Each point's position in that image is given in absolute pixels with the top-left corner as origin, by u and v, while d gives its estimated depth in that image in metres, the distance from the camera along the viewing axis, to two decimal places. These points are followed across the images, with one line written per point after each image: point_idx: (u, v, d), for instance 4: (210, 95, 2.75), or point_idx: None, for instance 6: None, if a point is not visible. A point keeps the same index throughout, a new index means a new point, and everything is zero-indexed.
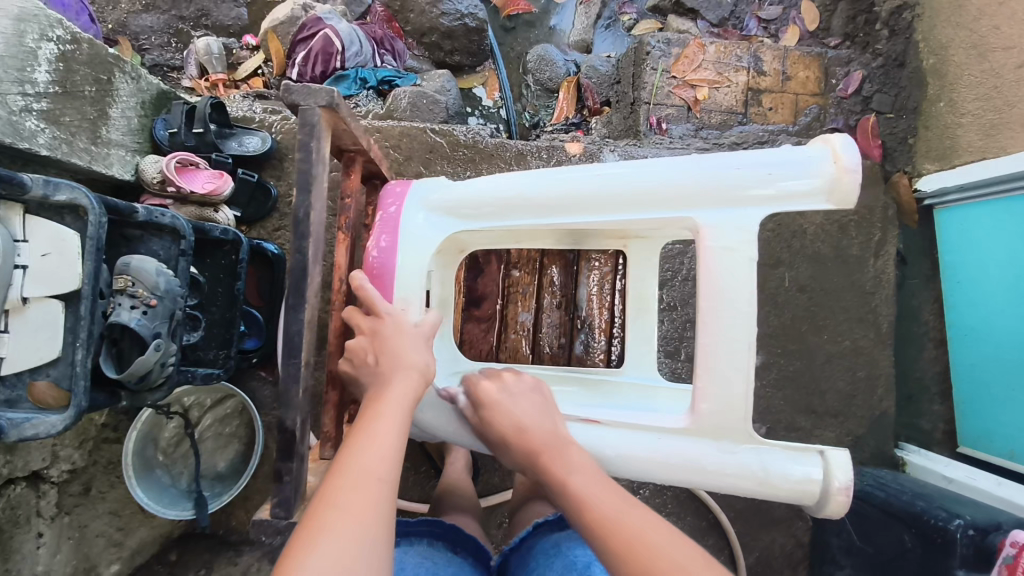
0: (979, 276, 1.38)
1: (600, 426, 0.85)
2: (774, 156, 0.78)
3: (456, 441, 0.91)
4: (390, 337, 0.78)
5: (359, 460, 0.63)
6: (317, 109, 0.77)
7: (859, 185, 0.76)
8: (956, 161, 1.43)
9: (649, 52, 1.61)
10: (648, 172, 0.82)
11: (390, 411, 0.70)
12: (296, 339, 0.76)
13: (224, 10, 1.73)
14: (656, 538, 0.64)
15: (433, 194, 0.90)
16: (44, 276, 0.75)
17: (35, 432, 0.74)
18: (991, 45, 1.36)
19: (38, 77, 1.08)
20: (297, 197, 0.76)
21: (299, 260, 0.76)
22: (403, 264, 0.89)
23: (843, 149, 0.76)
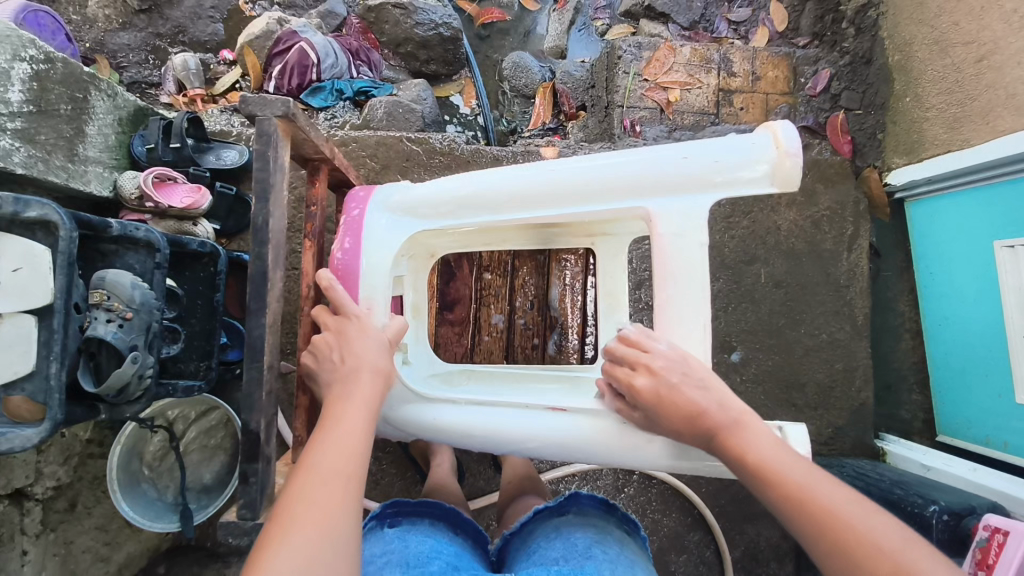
0: (950, 267, 1.41)
1: (566, 413, 0.86)
2: (719, 144, 0.81)
3: (429, 436, 0.93)
4: (354, 339, 0.79)
5: (324, 458, 0.65)
6: (273, 119, 0.78)
7: (802, 167, 0.78)
8: (924, 154, 1.46)
9: (620, 56, 1.63)
10: (599, 167, 0.84)
11: (354, 406, 0.72)
12: (259, 343, 0.78)
13: (200, 26, 1.75)
14: (851, 512, 0.63)
15: (395, 197, 0.92)
16: (17, 292, 0.76)
17: (10, 446, 0.75)
18: (952, 40, 1.39)
19: (12, 97, 1.08)
20: (257, 205, 0.78)
21: (260, 265, 0.78)
22: (368, 265, 0.90)
23: (784, 135, 0.79)
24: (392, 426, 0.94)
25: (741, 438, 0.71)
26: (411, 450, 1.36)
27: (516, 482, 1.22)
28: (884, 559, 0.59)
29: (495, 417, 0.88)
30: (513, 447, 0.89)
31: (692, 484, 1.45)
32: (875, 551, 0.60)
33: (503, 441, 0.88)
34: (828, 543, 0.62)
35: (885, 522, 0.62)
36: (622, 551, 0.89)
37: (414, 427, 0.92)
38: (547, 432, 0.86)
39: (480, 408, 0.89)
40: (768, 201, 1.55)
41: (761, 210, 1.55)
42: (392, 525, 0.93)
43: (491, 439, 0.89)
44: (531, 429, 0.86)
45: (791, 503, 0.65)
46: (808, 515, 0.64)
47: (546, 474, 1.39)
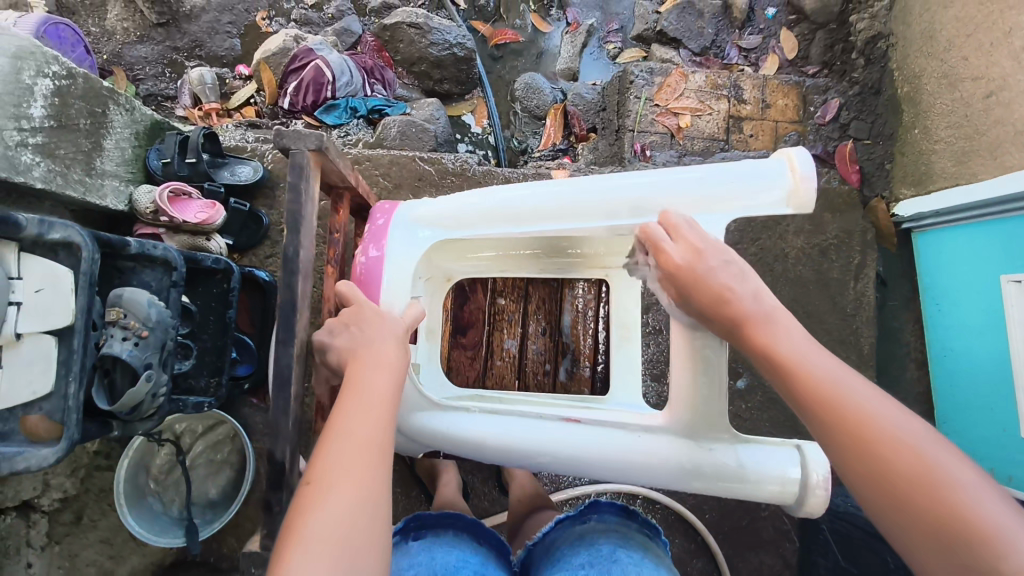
0: (958, 298, 1.41)
1: (581, 425, 0.86)
2: (736, 167, 0.82)
3: (439, 447, 0.90)
4: (369, 317, 0.76)
5: (351, 426, 0.62)
6: (306, 152, 0.80)
7: (815, 192, 0.80)
8: (932, 186, 1.48)
9: (632, 81, 1.65)
10: (620, 187, 0.85)
11: (376, 368, 0.69)
12: (286, 374, 0.78)
13: (217, 41, 1.76)
14: (873, 406, 0.64)
15: (419, 208, 0.94)
16: (40, 313, 0.76)
17: (27, 465, 0.75)
18: (961, 74, 1.41)
19: (34, 112, 1.10)
20: (287, 236, 0.79)
21: (288, 297, 0.79)
22: (391, 273, 0.91)
23: (799, 161, 0.80)
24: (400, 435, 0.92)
25: (772, 332, 0.71)
26: (418, 469, 1.36)
27: (528, 500, 1.22)
28: (906, 458, 0.60)
29: (510, 429, 0.87)
30: (526, 459, 0.87)
31: (694, 509, 1.45)
32: (901, 448, 0.61)
33: (515, 453, 0.86)
34: (854, 443, 0.63)
35: (904, 417, 0.64)
36: (646, 555, 0.91)
37: (425, 437, 0.90)
38: (563, 444, 0.85)
39: (496, 418, 0.88)
40: (777, 229, 1.56)
41: (768, 237, 1.56)
42: (417, 538, 0.94)
43: (506, 454, 0.87)
44: (547, 442, 0.85)
45: (821, 405, 0.65)
46: (838, 417, 0.64)
47: (554, 494, 1.38)
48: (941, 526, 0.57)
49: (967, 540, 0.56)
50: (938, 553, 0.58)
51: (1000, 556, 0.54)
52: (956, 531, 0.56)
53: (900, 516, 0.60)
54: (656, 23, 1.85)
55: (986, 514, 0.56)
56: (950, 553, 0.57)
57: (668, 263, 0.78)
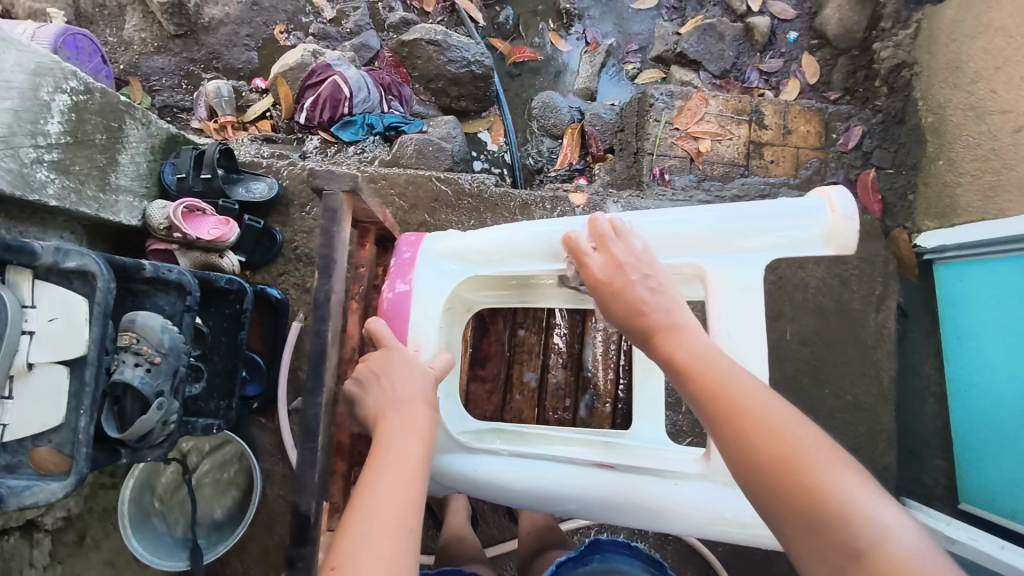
0: (981, 331, 1.38)
1: (614, 471, 0.83)
2: (773, 207, 0.80)
3: (465, 490, 0.89)
4: (399, 369, 0.75)
5: (382, 502, 0.59)
6: (340, 194, 0.79)
7: (857, 232, 0.78)
8: (957, 219, 1.46)
9: (652, 103, 1.63)
10: (654, 223, 0.83)
11: (407, 436, 0.67)
12: (313, 422, 0.76)
13: (235, 54, 1.75)
14: (750, 393, 0.61)
15: (446, 241, 0.92)
16: (53, 343, 0.74)
17: (35, 500, 0.73)
18: (988, 107, 1.40)
19: (51, 129, 1.08)
20: (319, 280, 0.78)
21: (319, 343, 0.77)
22: (418, 308, 0.90)
23: (839, 201, 0.78)
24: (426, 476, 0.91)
25: (675, 337, 0.68)
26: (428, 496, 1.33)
27: (539, 535, 1.19)
28: (777, 441, 0.57)
29: (541, 470, 0.85)
30: (553, 504, 0.85)
31: (707, 541, 1.42)
32: (774, 434, 0.58)
33: (542, 496, 0.85)
34: (732, 429, 0.60)
35: (781, 404, 0.60)
36: None
37: (450, 479, 0.88)
38: (592, 489, 0.83)
39: (523, 460, 0.87)
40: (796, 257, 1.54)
41: (789, 265, 1.54)
42: None
43: (536, 497, 0.85)
44: (575, 488, 0.84)
45: (702, 396, 0.62)
46: (717, 405, 0.61)
47: (563, 524, 1.36)
48: (807, 510, 0.54)
49: (828, 522, 0.52)
50: (801, 532, 0.54)
51: (856, 532, 0.51)
52: (815, 508, 0.53)
53: (770, 500, 0.56)
54: (676, 45, 1.83)
55: (848, 493, 0.53)
56: (817, 535, 0.53)
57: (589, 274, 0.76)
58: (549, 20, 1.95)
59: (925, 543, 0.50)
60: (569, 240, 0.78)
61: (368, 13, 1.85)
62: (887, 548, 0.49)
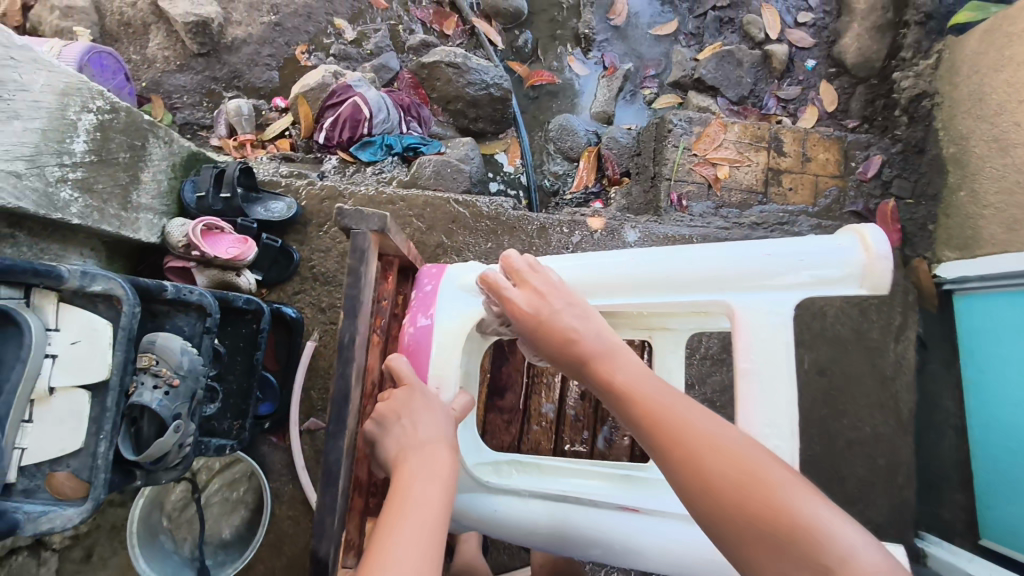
0: (1004, 366, 1.35)
1: (640, 514, 0.81)
2: (804, 243, 0.78)
3: (486, 530, 0.88)
4: (420, 411, 0.74)
5: (400, 554, 0.56)
6: (368, 234, 0.79)
7: (891, 271, 0.75)
8: (979, 251, 1.45)
9: (670, 129, 1.63)
10: (680, 259, 0.83)
11: (429, 481, 0.65)
12: (333, 468, 0.74)
13: (256, 73, 1.77)
14: (692, 417, 0.59)
15: (468, 274, 0.91)
16: (75, 367, 0.74)
17: (51, 526, 0.71)
18: (1012, 140, 1.38)
19: (76, 148, 1.09)
20: (343, 322, 0.77)
21: (342, 386, 0.75)
22: (439, 341, 0.89)
23: (872, 239, 0.76)
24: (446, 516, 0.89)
25: (613, 369, 0.64)
26: None
27: (551, 564, 1.16)
28: (727, 467, 0.55)
29: (569, 512, 0.83)
30: (577, 548, 0.83)
31: None
32: (724, 459, 0.55)
33: (567, 541, 0.83)
34: (680, 457, 0.57)
35: (727, 427, 0.58)
36: None
37: (469, 519, 0.87)
38: (617, 534, 0.81)
39: (549, 503, 0.85)
40: None
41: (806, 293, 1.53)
42: None
43: (560, 541, 0.84)
44: (600, 533, 0.82)
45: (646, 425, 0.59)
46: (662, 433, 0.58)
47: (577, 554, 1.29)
48: (769, 534, 0.51)
49: (791, 542, 0.50)
50: (765, 556, 0.51)
51: (821, 552, 0.49)
52: (777, 530, 0.51)
53: (728, 528, 0.53)
54: (694, 71, 1.83)
55: (808, 511, 0.51)
56: (783, 559, 0.50)
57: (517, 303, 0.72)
58: (567, 44, 1.95)
59: (887, 552, 0.49)
60: (489, 277, 0.75)
61: (388, 35, 1.86)
62: (855, 562, 0.48)
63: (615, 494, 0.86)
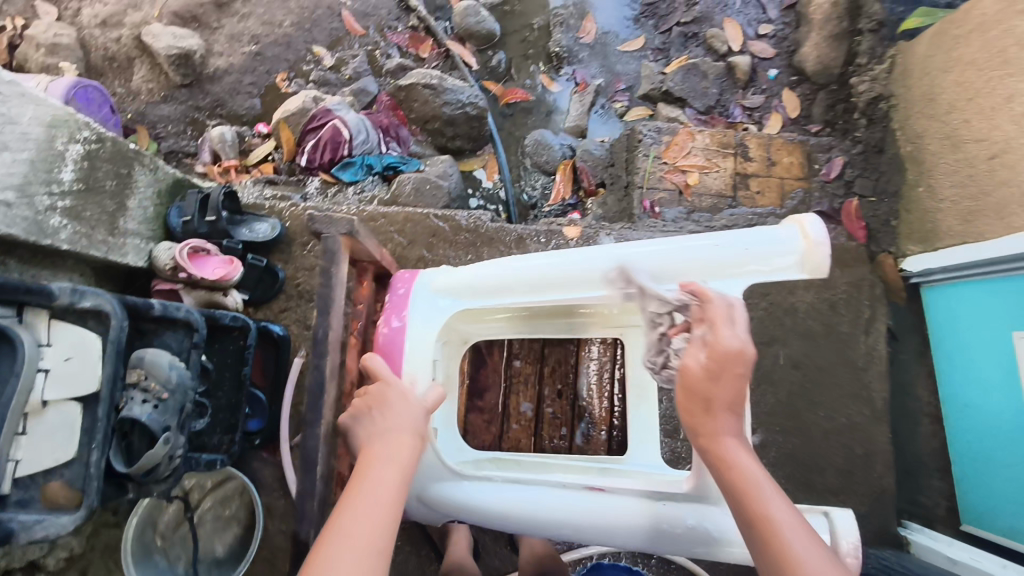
0: (971, 353, 1.41)
1: (605, 493, 0.88)
2: (749, 235, 0.84)
3: (461, 517, 0.93)
4: (394, 403, 0.77)
5: (351, 535, 0.61)
6: (338, 236, 0.84)
7: (830, 257, 0.81)
8: (939, 243, 1.51)
9: (640, 140, 1.70)
10: (636, 255, 0.88)
11: (390, 467, 0.69)
12: (313, 456, 0.79)
13: (238, 101, 1.82)
14: (798, 538, 0.68)
15: (439, 278, 0.98)
16: (67, 379, 0.77)
17: (45, 534, 0.74)
18: (963, 136, 1.45)
19: (64, 177, 1.13)
20: (318, 319, 0.83)
21: (317, 374, 0.81)
22: (411, 342, 0.96)
23: (811, 228, 0.81)
24: (424, 505, 0.95)
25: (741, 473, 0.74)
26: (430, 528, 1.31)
27: (538, 563, 1.20)
28: None
29: (536, 495, 0.89)
30: (545, 529, 0.89)
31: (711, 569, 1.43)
32: None
33: (536, 524, 0.89)
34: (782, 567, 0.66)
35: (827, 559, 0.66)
36: None
37: (446, 506, 0.93)
38: (583, 514, 0.87)
39: (518, 487, 0.90)
40: (786, 283, 1.59)
41: (777, 291, 1.59)
42: None
43: (530, 523, 0.89)
44: (567, 514, 0.88)
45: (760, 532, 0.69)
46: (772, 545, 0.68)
47: (565, 555, 1.36)
48: None
49: None
50: None
51: None
52: None
53: None
54: (662, 83, 1.91)
55: None
56: None
57: (722, 352, 0.77)
58: (539, 62, 2.03)
59: None
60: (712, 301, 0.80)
61: (366, 60, 1.93)
62: None
63: (581, 476, 0.92)
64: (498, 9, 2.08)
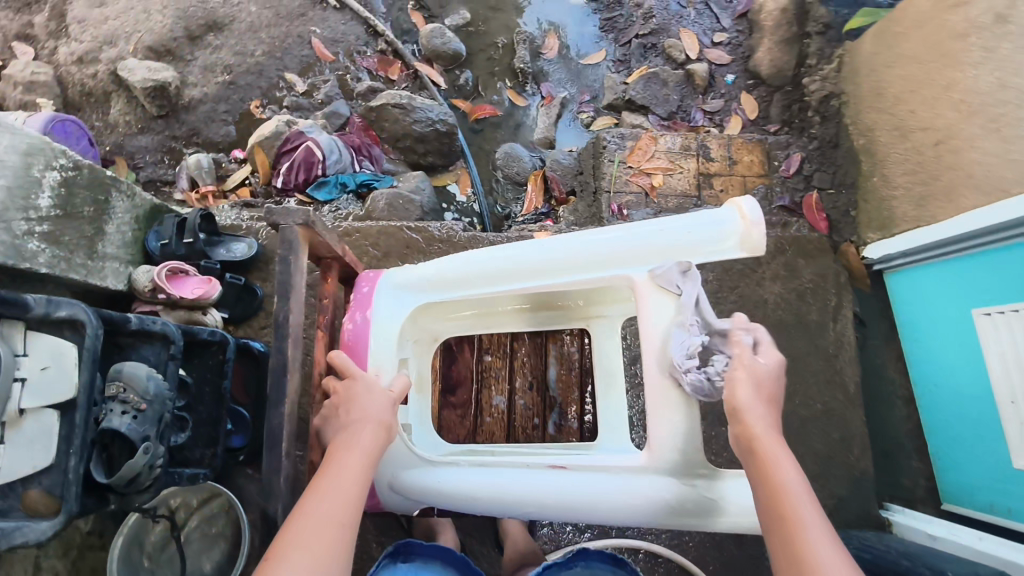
0: (935, 333, 1.46)
1: (569, 471, 0.91)
2: (691, 219, 0.93)
3: (433, 502, 0.97)
4: (361, 397, 0.87)
5: (320, 508, 0.71)
6: (295, 226, 0.89)
7: (764, 236, 0.91)
8: (895, 229, 1.56)
9: (605, 146, 1.76)
10: (586, 242, 0.95)
11: (354, 452, 0.79)
12: (277, 430, 0.87)
13: (214, 128, 1.87)
14: (813, 534, 0.70)
15: (402, 275, 1.02)
16: (42, 389, 0.79)
17: (24, 540, 0.76)
18: (910, 126, 1.52)
19: (41, 203, 1.17)
20: (278, 301, 0.89)
21: (280, 357, 0.88)
22: (376, 339, 0.99)
23: (748, 209, 0.91)
24: (397, 494, 0.99)
25: (770, 469, 0.77)
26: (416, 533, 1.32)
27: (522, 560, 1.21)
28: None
29: (499, 477, 0.93)
30: (512, 509, 0.93)
31: (698, 560, 1.44)
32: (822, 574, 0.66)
33: (503, 505, 0.93)
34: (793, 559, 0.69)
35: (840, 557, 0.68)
36: None
37: (416, 493, 0.97)
38: (546, 491, 0.91)
39: (483, 470, 0.94)
40: (753, 275, 1.64)
41: (746, 283, 1.63)
42: (405, 561, 0.94)
43: (497, 503, 0.93)
44: (532, 492, 0.91)
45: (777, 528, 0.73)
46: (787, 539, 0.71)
47: (552, 554, 1.37)
48: None
49: None
50: None
51: None
52: None
53: None
54: (625, 93, 1.98)
55: None
56: None
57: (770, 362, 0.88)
58: (506, 79, 2.10)
59: None
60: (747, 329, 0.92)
61: (337, 84, 1.99)
62: None
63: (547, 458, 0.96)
64: (463, 30, 2.16)
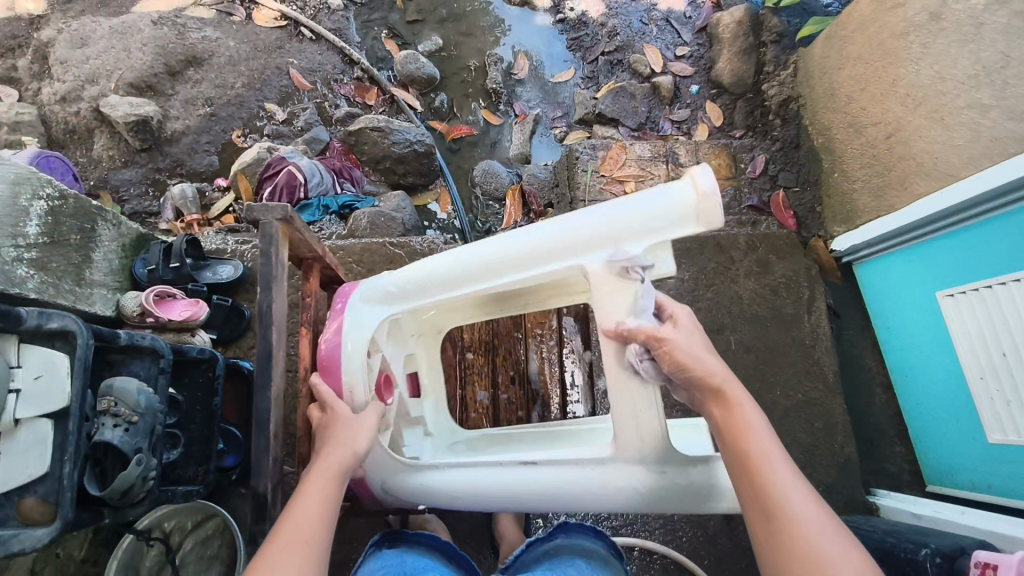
0: (904, 318, 1.51)
1: (538, 466, 0.92)
2: (641, 198, 0.88)
3: (425, 501, 1.00)
4: (333, 427, 0.91)
5: (291, 532, 0.75)
6: (274, 221, 0.92)
7: (721, 206, 0.84)
8: (858, 221, 1.62)
9: (577, 157, 1.82)
10: (535, 235, 0.92)
11: (323, 480, 0.83)
12: (265, 414, 0.92)
13: (197, 159, 1.92)
14: (777, 470, 0.72)
15: (370, 289, 1.04)
16: (38, 397, 0.82)
17: (21, 546, 0.78)
18: (863, 121, 1.60)
19: (29, 231, 1.20)
20: (261, 293, 0.93)
21: (265, 345, 0.93)
22: (348, 350, 1.01)
23: (700, 178, 0.84)
24: (391, 495, 1.02)
25: (732, 410, 0.78)
26: None
27: None
28: (789, 512, 0.69)
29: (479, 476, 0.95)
30: (498, 503, 0.95)
31: (693, 556, 1.45)
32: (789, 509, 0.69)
33: (487, 500, 0.95)
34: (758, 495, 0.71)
35: (803, 489, 0.71)
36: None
37: (407, 494, 1.00)
38: (525, 485, 0.93)
39: (465, 470, 0.97)
40: (728, 273, 1.69)
41: (721, 281, 1.68)
42: (392, 546, 0.98)
43: (484, 499, 0.95)
44: (512, 488, 0.93)
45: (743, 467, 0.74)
46: (752, 478, 0.73)
47: None
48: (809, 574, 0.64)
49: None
50: None
51: None
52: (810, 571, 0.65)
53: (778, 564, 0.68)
54: (594, 107, 2.07)
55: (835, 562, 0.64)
56: None
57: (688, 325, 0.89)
58: (479, 100, 2.19)
59: None
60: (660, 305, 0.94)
61: (316, 112, 2.05)
62: None
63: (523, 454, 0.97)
64: (436, 56, 2.25)
